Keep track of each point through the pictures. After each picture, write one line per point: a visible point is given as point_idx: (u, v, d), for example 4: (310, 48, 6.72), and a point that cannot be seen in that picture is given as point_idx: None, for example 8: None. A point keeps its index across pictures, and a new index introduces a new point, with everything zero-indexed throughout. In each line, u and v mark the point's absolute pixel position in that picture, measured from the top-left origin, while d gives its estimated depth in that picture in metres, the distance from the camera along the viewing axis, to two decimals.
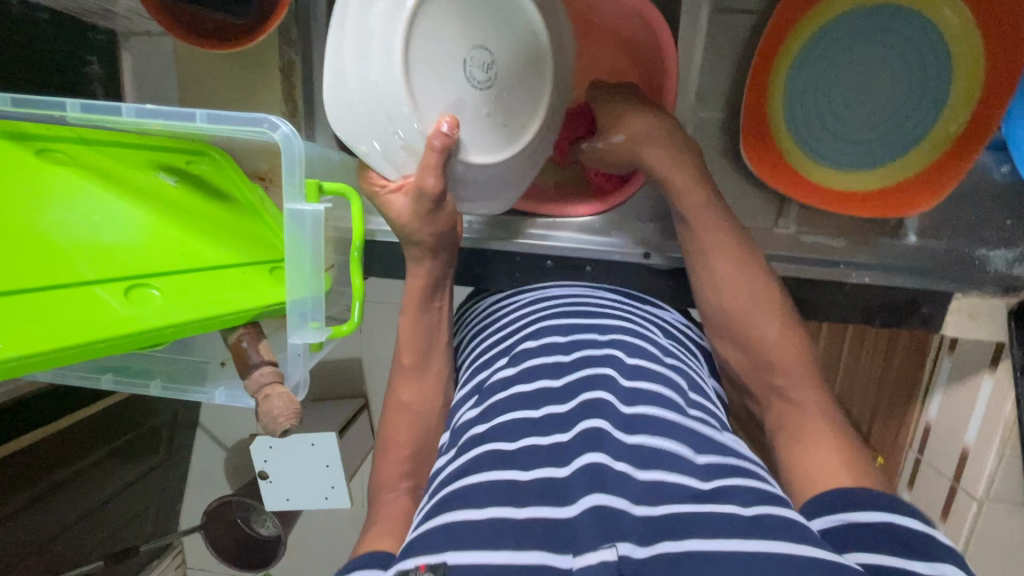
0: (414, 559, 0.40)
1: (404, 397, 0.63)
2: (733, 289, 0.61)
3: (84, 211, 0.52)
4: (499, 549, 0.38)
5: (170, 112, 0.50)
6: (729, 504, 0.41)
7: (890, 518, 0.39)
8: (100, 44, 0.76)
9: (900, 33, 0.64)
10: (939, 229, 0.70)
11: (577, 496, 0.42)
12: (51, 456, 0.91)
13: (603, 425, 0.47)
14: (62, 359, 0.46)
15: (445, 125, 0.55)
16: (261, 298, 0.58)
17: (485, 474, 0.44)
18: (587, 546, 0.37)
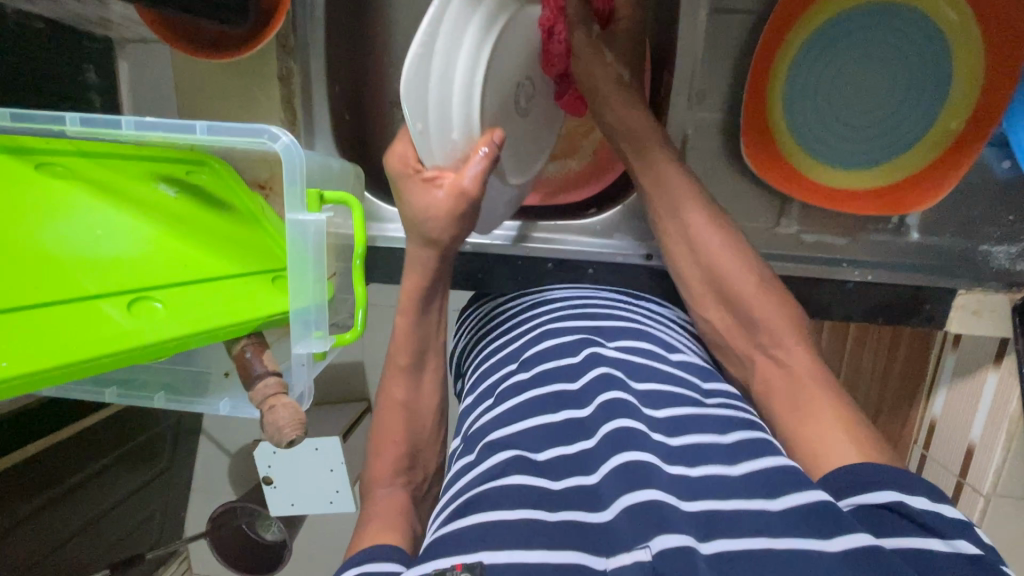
0: (448, 558, 0.39)
1: (400, 397, 0.62)
2: (711, 243, 0.62)
3: (87, 226, 0.52)
4: (532, 547, 0.38)
5: (170, 125, 0.50)
6: (756, 496, 0.41)
7: (898, 498, 0.40)
8: (96, 52, 0.74)
9: (899, 31, 0.64)
10: (942, 226, 0.70)
11: (611, 500, 0.42)
12: (55, 466, 0.92)
13: (630, 424, 0.47)
14: (67, 375, 0.46)
15: (497, 134, 0.51)
16: (264, 309, 0.57)
17: (512, 476, 0.44)
18: (620, 547, 0.38)
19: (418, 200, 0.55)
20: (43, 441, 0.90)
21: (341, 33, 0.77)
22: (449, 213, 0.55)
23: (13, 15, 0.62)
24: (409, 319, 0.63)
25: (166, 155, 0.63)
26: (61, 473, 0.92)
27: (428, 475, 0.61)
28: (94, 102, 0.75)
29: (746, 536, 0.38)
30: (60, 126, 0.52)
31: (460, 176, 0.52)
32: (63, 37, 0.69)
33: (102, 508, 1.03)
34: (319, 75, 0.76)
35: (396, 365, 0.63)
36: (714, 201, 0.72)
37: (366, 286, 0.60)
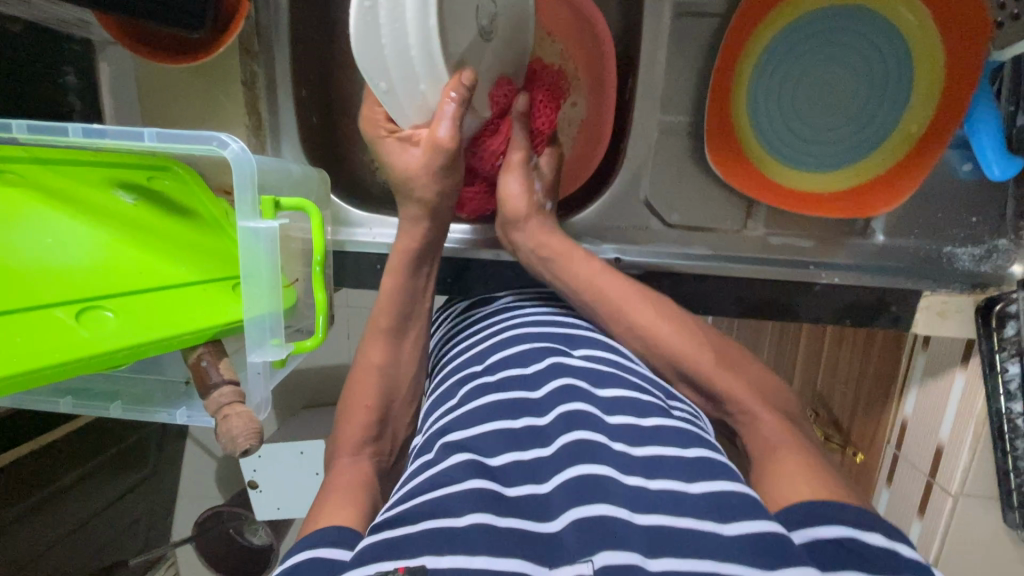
0: (394, 561, 0.39)
1: (375, 359, 0.64)
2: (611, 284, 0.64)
3: (39, 235, 0.52)
4: (476, 553, 0.39)
5: (118, 132, 0.49)
6: (708, 517, 0.41)
7: (856, 535, 0.40)
8: (75, 55, 0.73)
9: (859, 33, 0.64)
10: (907, 227, 0.70)
11: (559, 511, 0.43)
12: (30, 475, 0.91)
13: (586, 437, 0.47)
14: (11, 386, 0.45)
15: (466, 76, 0.54)
16: (222, 316, 0.57)
17: (466, 481, 0.44)
18: (564, 560, 0.39)
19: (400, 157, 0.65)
20: (25, 446, 0.90)
21: (308, 36, 0.77)
22: (422, 168, 0.62)
23: None
24: (395, 280, 0.66)
25: (126, 162, 0.62)
26: (42, 478, 0.93)
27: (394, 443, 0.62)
28: (75, 107, 0.73)
29: (694, 556, 0.38)
30: (10, 134, 0.54)
31: (435, 131, 0.58)
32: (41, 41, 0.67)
33: (86, 515, 1.02)
34: (285, 79, 0.75)
35: (366, 370, 0.63)
36: (682, 203, 0.72)
37: (326, 293, 0.59)
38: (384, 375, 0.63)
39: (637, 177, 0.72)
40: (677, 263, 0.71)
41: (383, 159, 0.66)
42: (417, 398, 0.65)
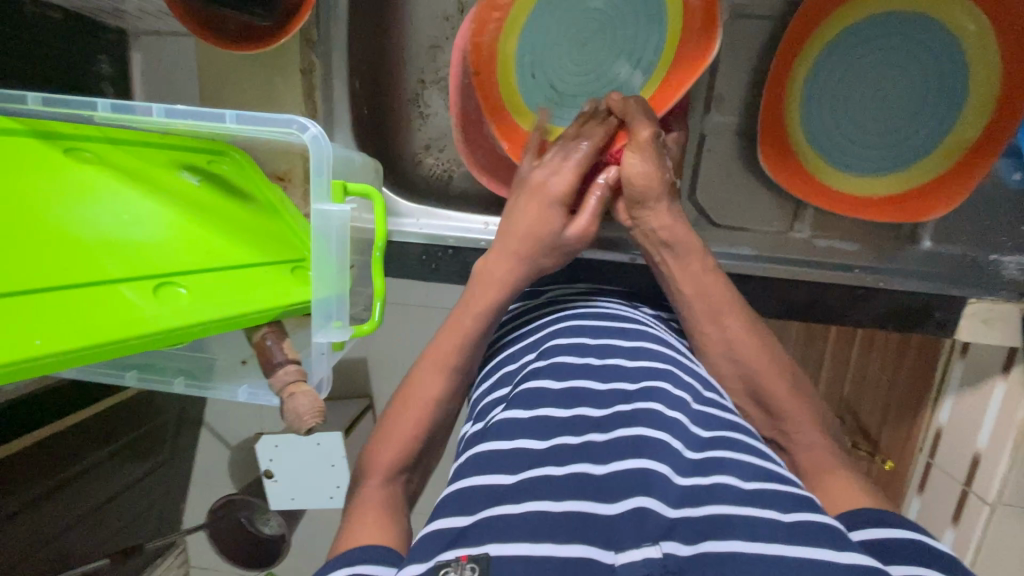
0: (454, 551, 0.40)
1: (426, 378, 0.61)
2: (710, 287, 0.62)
3: (112, 210, 0.52)
4: (539, 542, 0.39)
5: (200, 112, 0.51)
6: (770, 507, 0.42)
7: (911, 534, 0.42)
8: (111, 44, 0.79)
9: (917, 40, 0.64)
10: (952, 234, 0.71)
11: (619, 496, 0.42)
12: (60, 452, 0.93)
13: (651, 432, 0.47)
14: (89, 358, 0.45)
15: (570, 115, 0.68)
16: (284, 297, 0.58)
17: (521, 473, 0.45)
18: (629, 543, 0.39)
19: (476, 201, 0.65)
20: (48, 427, 0.91)
21: (364, 28, 0.78)
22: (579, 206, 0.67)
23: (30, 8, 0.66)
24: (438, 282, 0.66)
25: (190, 144, 0.63)
26: (63, 458, 0.93)
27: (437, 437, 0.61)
28: (107, 93, 0.80)
29: (758, 538, 0.39)
30: (92, 111, 0.53)
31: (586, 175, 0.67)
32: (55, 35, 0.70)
33: (99, 500, 1.03)
34: (341, 70, 0.78)
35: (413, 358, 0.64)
36: (727, 204, 0.74)
37: (384, 278, 0.61)
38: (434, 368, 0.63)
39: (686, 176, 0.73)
40: (724, 262, 0.71)
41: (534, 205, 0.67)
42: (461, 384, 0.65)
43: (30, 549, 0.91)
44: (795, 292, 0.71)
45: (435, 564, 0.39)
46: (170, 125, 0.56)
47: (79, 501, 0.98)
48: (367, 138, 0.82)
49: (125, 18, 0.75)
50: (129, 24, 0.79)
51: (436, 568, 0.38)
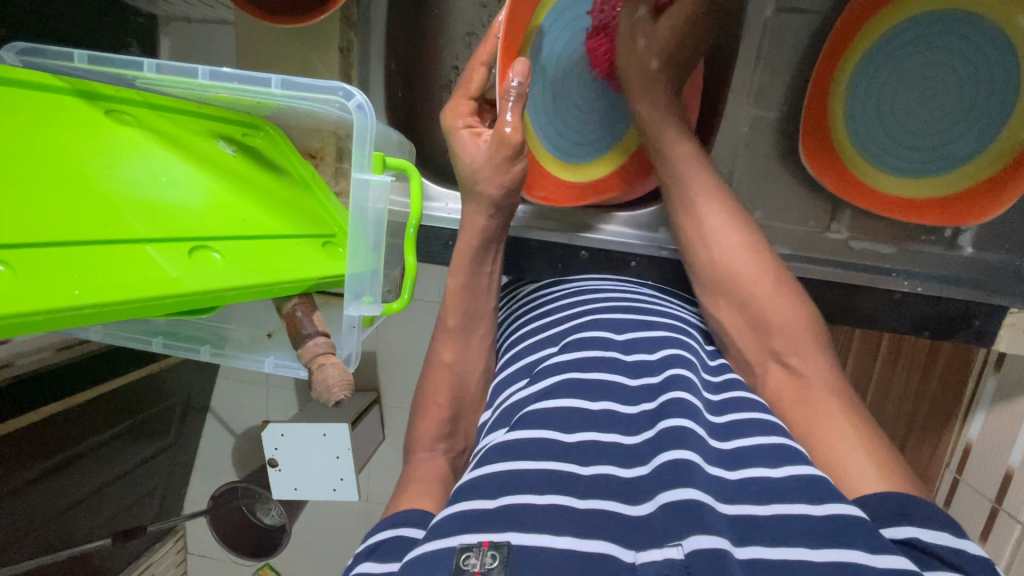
0: (474, 534, 0.38)
1: (446, 359, 0.62)
2: (692, 172, 0.61)
3: (152, 171, 0.51)
4: (560, 534, 0.37)
5: (248, 77, 0.51)
6: (799, 500, 0.39)
7: (917, 532, 0.37)
8: (140, 28, 0.83)
9: (966, 37, 0.63)
10: (997, 242, 0.69)
11: (651, 494, 0.41)
12: (62, 430, 0.91)
13: (688, 423, 0.45)
14: (125, 315, 0.43)
15: (518, 68, 0.60)
16: (315, 270, 0.58)
17: (544, 461, 0.43)
18: (650, 543, 0.37)
19: (497, 182, 0.65)
20: (55, 403, 0.89)
21: (401, 8, 0.78)
22: (487, 159, 0.64)
23: None
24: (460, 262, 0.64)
25: (225, 116, 0.63)
26: (66, 438, 0.92)
27: (467, 442, 0.60)
28: None
29: (779, 545, 0.37)
30: (135, 72, 0.51)
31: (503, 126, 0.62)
32: (86, 1, 0.73)
33: (99, 482, 1.02)
34: (377, 51, 0.77)
35: (441, 364, 0.62)
36: (763, 200, 0.72)
37: (416, 257, 0.60)
38: (455, 376, 0.61)
39: (723, 168, 0.71)
40: None
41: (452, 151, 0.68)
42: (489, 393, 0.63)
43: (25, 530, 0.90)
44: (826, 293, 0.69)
45: (458, 548, 0.37)
46: (212, 91, 0.55)
47: (76, 481, 0.97)
48: (399, 120, 0.81)
49: (154, 3, 0.79)
50: (161, 9, 0.81)
51: (459, 551, 0.37)
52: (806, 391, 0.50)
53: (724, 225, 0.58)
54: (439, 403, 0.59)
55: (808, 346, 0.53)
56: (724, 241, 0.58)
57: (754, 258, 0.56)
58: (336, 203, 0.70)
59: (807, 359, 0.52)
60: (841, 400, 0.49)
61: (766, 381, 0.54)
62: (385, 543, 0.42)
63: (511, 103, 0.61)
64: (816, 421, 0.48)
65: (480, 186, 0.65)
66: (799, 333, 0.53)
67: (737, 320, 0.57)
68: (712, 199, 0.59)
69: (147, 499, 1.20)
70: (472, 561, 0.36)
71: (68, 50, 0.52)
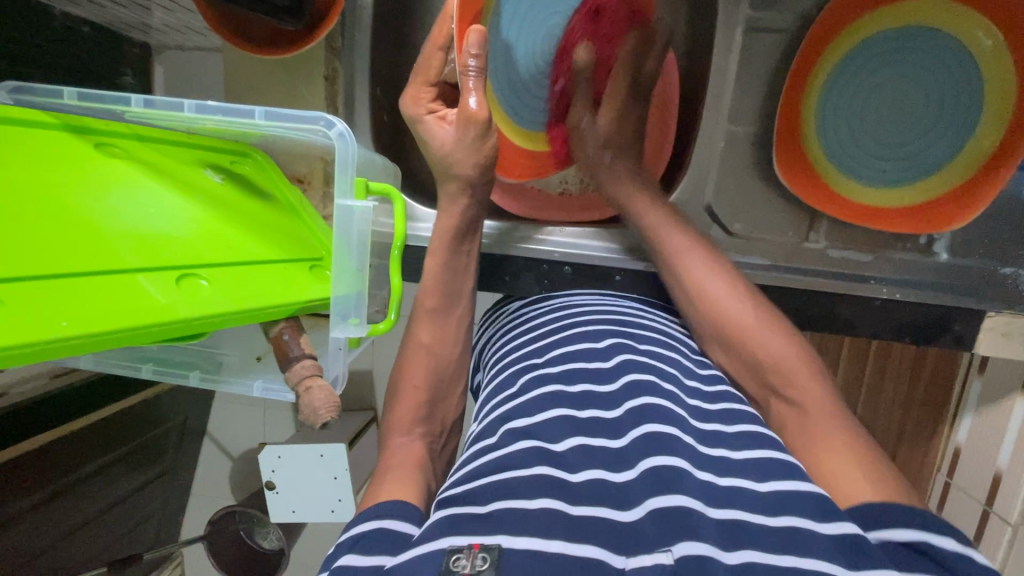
0: (466, 537, 0.38)
1: (423, 339, 0.64)
2: (668, 234, 0.65)
3: (141, 202, 0.52)
4: (551, 537, 0.37)
5: (230, 110, 0.53)
6: (757, 512, 0.40)
7: (922, 536, 0.39)
8: (135, 57, 0.86)
9: (930, 53, 0.66)
10: (970, 248, 0.70)
11: (639, 500, 0.41)
12: (58, 459, 0.91)
13: (672, 430, 0.46)
14: (111, 343, 0.44)
15: (471, 40, 0.60)
16: (302, 294, 0.60)
17: (535, 467, 0.43)
18: (643, 547, 0.37)
19: (472, 160, 0.65)
20: (53, 431, 0.90)
21: (386, 36, 0.80)
22: (457, 142, 0.65)
23: (61, 19, 0.72)
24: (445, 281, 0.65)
25: (214, 144, 0.65)
26: (63, 467, 0.92)
27: (444, 424, 0.60)
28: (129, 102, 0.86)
29: (787, 553, 0.36)
30: (123, 107, 0.53)
31: (466, 105, 0.62)
32: (83, 32, 0.76)
33: (97, 509, 1.02)
34: (362, 76, 0.79)
35: (419, 345, 0.64)
36: (742, 212, 0.74)
37: (402, 277, 0.61)
38: (433, 361, 0.63)
39: (701, 181, 0.73)
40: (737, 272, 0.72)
41: (420, 141, 0.69)
42: (461, 388, 0.65)
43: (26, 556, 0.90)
44: (808, 301, 0.70)
45: (449, 549, 0.37)
46: (199, 123, 0.57)
47: (76, 509, 0.97)
48: (385, 143, 0.83)
49: (148, 33, 0.83)
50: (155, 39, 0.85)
51: (449, 552, 0.37)
52: (807, 424, 0.50)
53: (709, 273, 0.61)
54: (416, 387, 0.60)
55: (805, 377, 0.52)
56: (709, 288, 0.60)
57: (737, 296, 0.59)
58: (323, 226, 0.72)
59: (804, 390, 0.52)
60: (839, 428, 0.48)
61: (772, 415, 0.54)
62: (366, 535, 0.42)
63: (472, 78, 0.61)
64: (813, 449, 0.48)
65: (455, 171, 0.66)
66: (790, 365, 0.53)
67: (732, 362, 0.58)
68: (696, 254, 0.62)
69: (143, 528, 1.19)
70: (462, 561, 0.36)
71: (58, 87, 0.54)
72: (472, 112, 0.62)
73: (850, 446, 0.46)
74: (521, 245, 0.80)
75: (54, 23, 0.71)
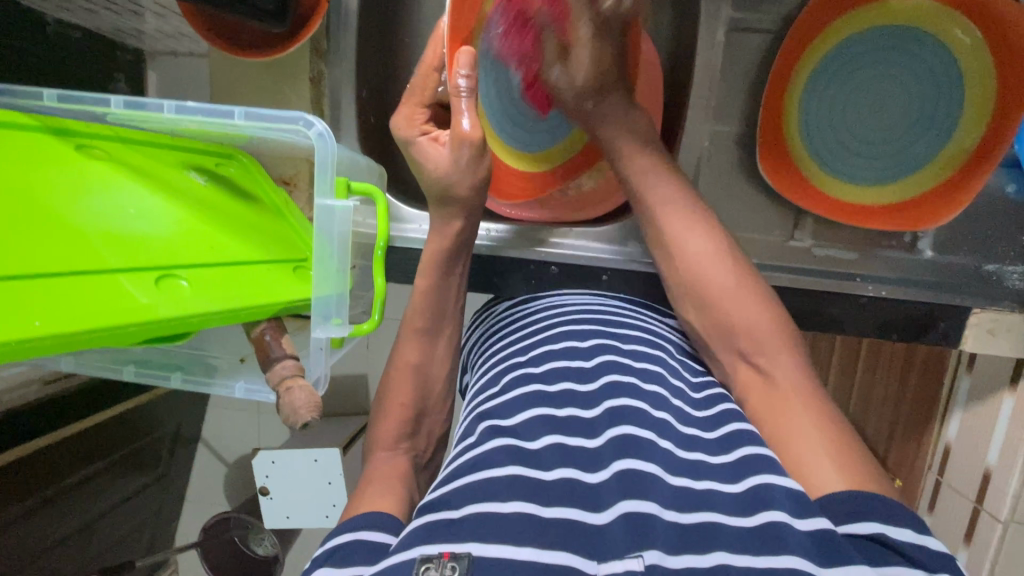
0: (435, 545, 0.38)
1: (410, 358, 0.63)
2: (651, 194, 0.62)
3: (120, 203, 0.52)
4: (522, 545, 0.37)
5: (211, 110, 0.53)
6: (730, 512, 0.40)
7: (880, 527, 0.38)
8: (128, 63, 0.86)
9: (910, 49, 0.66)
10: (956, 244, 0.71)
11: (610, 503, 0.40)
12: (49, 465, 0.90)
13: (634, 430, 0.46)
14: (86, 343, 0.44)
15: (463, 58, 0.58)
16: (286, 294, 0.60)
17: (507, 466, 0.43)
18: (612, 552, 0.37)
19: (467, 182, 0.63)
20: (42, 439, 0.89)
21: (373, 37, 0.80)
22: (451, 165, 0.62)
23: (52, 27, 0.72)
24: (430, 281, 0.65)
25: (198, 147, 0.65)
26: (55, 474, 0.91)
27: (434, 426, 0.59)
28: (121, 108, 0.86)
29: (763, 553, 0.36)
30: (104, 108, 0.53)
31: (459, 126, 0.60)
32: (77, 42, 0.76)
33: (96, 512, 1.02)
34: (349, 77, 0.79)
35: (405, 363, 0.63)
36: (729, 211, 0.74)
37: (385, 278, 0.61)
38: (420, 373, 0.62)
39: (687, 180, 0.73)
40: None
41: (413, 165, 0.66)
42: (448, 389, 0.65)
43: (21, 564, 0.89)
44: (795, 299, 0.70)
45: (418, 560, 0.37)
46: (180, 124, 0.57)
47: (70, 514, 0.96)
48: (373, 144, 0.83)
49: (139, 38, 0.83)
50: (145, 45, 0.85)
51: (419, 562, 0.36)
52: (772, 394, 0.50)
53: (694, 237, 0.59)
54: (401, 403, 0.60)
55: (776, 347, 0.53)
56: (694, 252, 0.58)
57: (721, 261, 0.57)
58: (309, 227, 0.72)
59: (775, 361, 0.52)
60: (803, 398, 0.49)
61: (736, 376, 0.55)
62: (343, 547, 0.41)
63: (464, 99, 0.59)
64: (776, 419, 0.48)
65: (452, 194, 0.64)
66: (767, 335, 0.53)
67: (704, 320, 0.58)
68: (682, 214, 0.60)
69: (138, 537, 1.18)
70: (431, 573, 0.35)
71: (38, 88, 0.54)
72: (462, 132, 0.60)
73: (817, 424, 0.47)
74: (523, 249, 0.79)
75: (45, 32, 0.71)
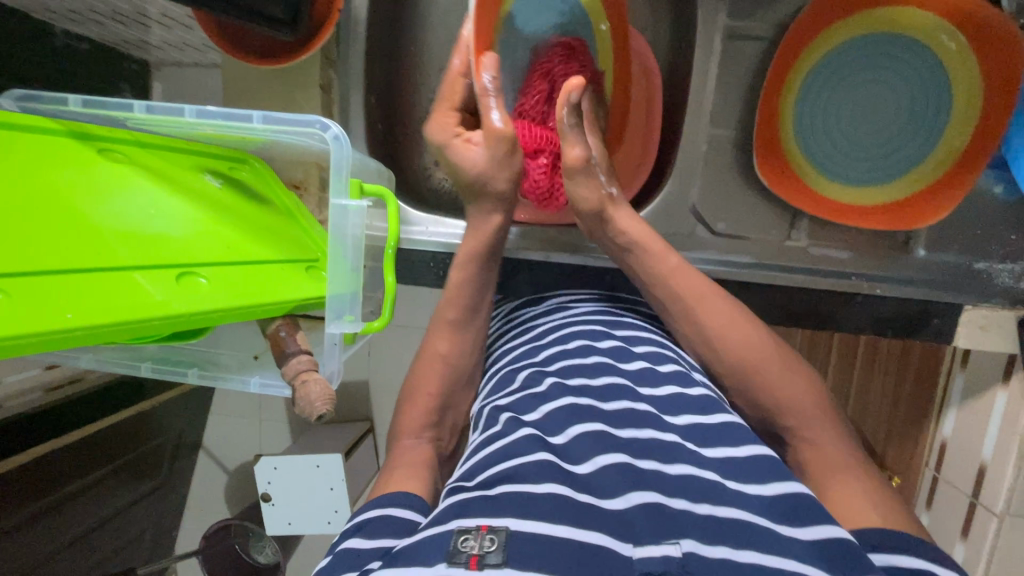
0: (473, 518, 0.38)
1: (442, 349, 0.63)
2: (684, 280, 0.60)
3: (141, 205, 0.54)
4: (558, 521, 0.37)
5: (231, 114, 0.55)
6: (761, 514, 0.40)
7: (929, 565, 0.39)
8: (133, 73, 0.88)
9: (901, 55, 0.69)
10: (947, 242, 0.72)
11: (618, 492, 0.41)
12: (52, 472, 0.91)
13: (652, 433, 0.47)
14: (110, 336, 0.45)
15: (488, 60, 0.64)
16: (300, 292, 0.61)
17: (532, 454, 0.43)
18: (648, 538, 0.37)
19: (505, 176, 0.67)
20: (45, 444, 0.90)
21: (377, 46, 0.83)
22: (490, 161, 0.66)
23: (60, 38, 0.75)
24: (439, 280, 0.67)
25: (213, 152, 0.67)
26: (56, 481, 0.92)
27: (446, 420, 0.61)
28: None
29: (755, 547, 0.37)
30: (126, 113, 0.55)
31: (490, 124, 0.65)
32: (83, 50, 0.78)
33: (94, 521, 1.03)
34: (355, 84, 0.81)
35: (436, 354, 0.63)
36: (727, 212, 0.76)
37: (395, 276, 0.63)
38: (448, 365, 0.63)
39: (686, 182, 0.75)
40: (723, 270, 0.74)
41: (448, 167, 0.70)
42: None
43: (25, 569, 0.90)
44: None
45: (457, 528, 0.37)
46: (198, 128, 0.59)
47: (71, 523, 0.97)
48: (379, 149, 0.85)
49: (145, 49, 0.85)
50: (151, 56, 0.87)
51: (458, 532, 0.37)
52: (829, 467, 0.49)
53: (727, 313, 0.58)
54: (427, 394, 0.60)
55: (819, 419, 0.52)
56: (732, 333, 0.57)
57: (757, 339, 0.56)
58: (321, 229, 0.73)
59: (820, 432, 0.52)
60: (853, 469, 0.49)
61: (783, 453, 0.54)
62: (373, 522, 0.44)
63: (492, 97, 0.64)
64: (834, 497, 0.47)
65: (491, 189, 0.67)
66: (806, 405, 0.53)
67: (746, 402, 0.56)
68: (710, 291, 0.59)
69: (136, 544, 1.18)
70: (471, 541, 0.36)
71: (63, 95, 0.56)
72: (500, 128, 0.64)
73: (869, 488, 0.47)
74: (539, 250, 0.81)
75: (52, 42, 0.74)
